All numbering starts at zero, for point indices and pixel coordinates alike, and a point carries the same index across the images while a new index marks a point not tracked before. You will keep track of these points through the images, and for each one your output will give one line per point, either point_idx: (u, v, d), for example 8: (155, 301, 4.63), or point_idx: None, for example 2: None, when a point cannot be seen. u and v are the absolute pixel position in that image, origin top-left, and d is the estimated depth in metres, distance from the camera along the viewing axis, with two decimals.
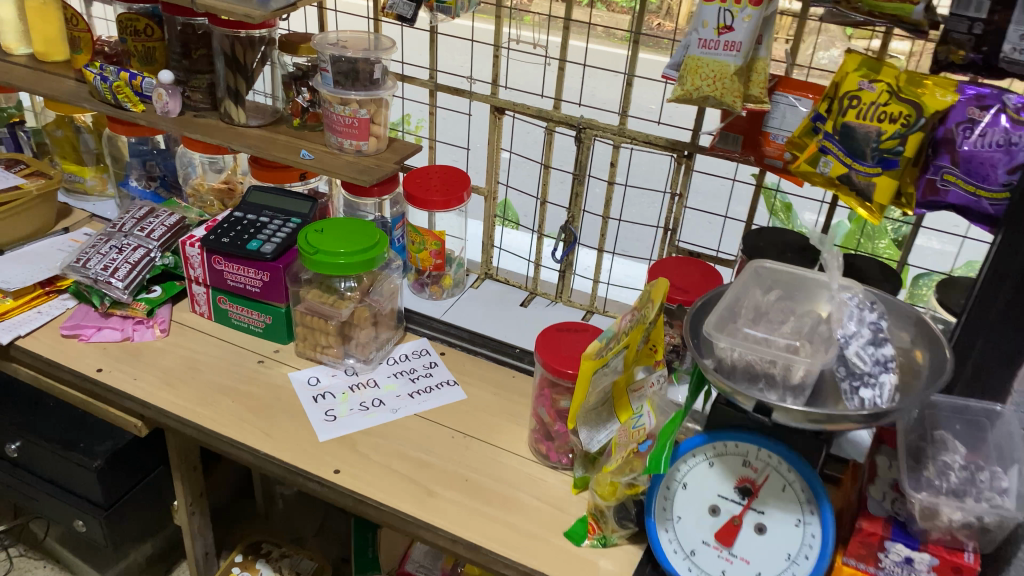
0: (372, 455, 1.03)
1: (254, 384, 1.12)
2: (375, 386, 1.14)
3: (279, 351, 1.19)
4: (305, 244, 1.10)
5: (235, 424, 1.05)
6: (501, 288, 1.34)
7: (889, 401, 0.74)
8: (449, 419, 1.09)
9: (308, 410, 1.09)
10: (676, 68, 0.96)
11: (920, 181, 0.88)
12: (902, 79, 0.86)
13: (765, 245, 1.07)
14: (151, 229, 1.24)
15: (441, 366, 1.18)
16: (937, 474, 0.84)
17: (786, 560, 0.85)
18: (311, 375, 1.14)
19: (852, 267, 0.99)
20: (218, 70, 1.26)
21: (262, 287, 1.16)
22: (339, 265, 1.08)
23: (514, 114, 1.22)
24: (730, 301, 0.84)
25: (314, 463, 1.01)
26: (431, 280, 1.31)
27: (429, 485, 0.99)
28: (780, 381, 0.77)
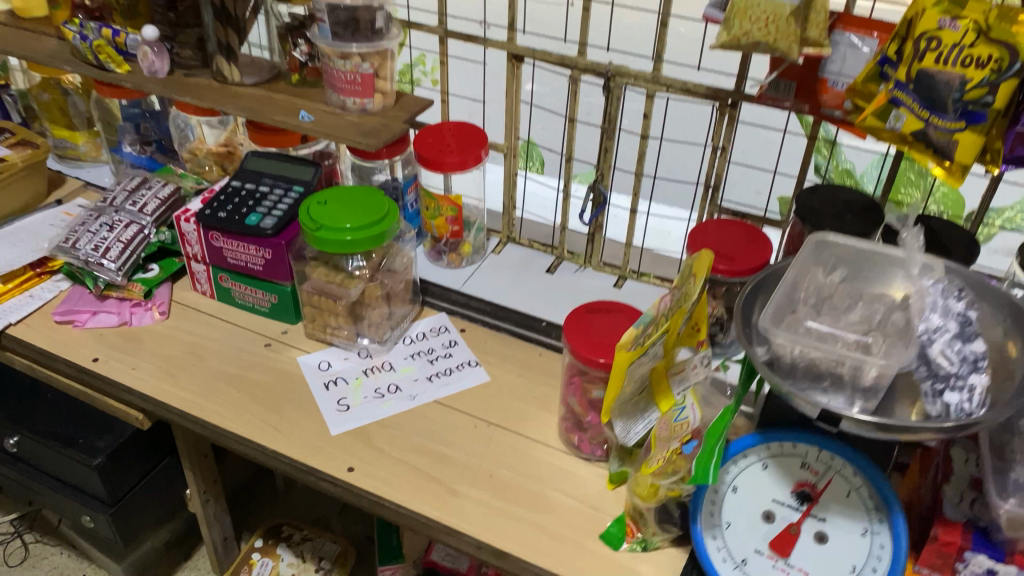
0: (389, 449, 0.94)
1: (260, 370, 1.04)
2: (390, 370, 1.05)
3: (286, 332, 1.10)
4: (308, 218, 1.00)
5: (240, 418, 0.97)
6: (525, 254, 1.23)
7: (981, 407, 0.63)
8: (472, 405, 1.00)
9: (319, 399, 1.00)
10: (720, 8, 0.83)
11: (1009, 135, 0.75)
12: (993, 16, 0.72)
13: (821, 206, 0.94)
14: (143, 202, 1.15)
15: (462, 345, 1.08)
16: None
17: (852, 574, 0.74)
18: (322, 359, 1.06)
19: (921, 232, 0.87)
20: (205, 22, 1.13)
21: (264, 265, 1.06)
22: (345, 242, 0.98)
23: (533, 63, 1.10)
24: (789, 286, 0.73)
25: (326, 460, 0.93)
26: (448, 248, 1.20)
27: (451, 482, 0.91)
28: (848, 382, 0.67)
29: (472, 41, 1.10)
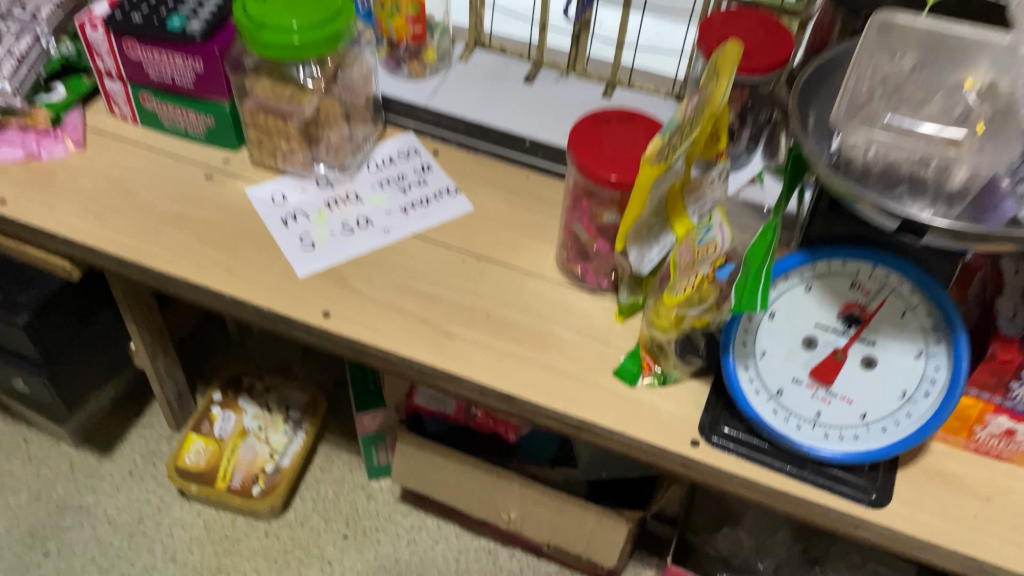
0: (368, 291, 0.82)
1: (205, 207, 0.89)
2: (357, 201, 0.91)
3: (230, 161, 0.94)
4: (245, 17, 0.82)
5: (189, 262, 0.83)
6: (497, 62, 1.06)
7: None
8: (457, 236, 0.88)
9: (279, 236, 0.86)
10: None
11: None
12: None
13: None
14: (34, 6, 0.93)
15: (437, 171, 0.94)
16: None
17: (901, 400, 0.68)
18: (276, 191, 0.91)
19: None
20: None
21: (195, 81, 0.89)
22: (293, 47, 0.81)
23: None
24: (858, 74, 0.60)
25: (297, 305, 0.80)
26: (409, 56, 1.02)
27: (445, 324, 0.80)
28: (931, 186, 0.56)
29: None
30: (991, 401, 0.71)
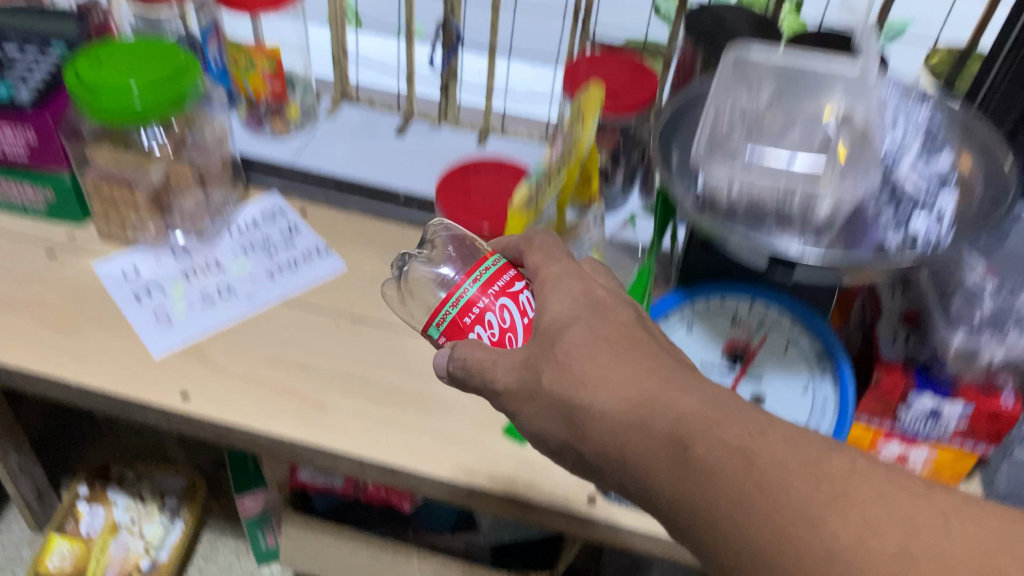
0: (232, 367, 0.77)
1: (49, 288, 0.81)
2: (219, 269, 0.85)
3: (75, 236, 0.87)
4: (78, 86, 0.75)
5: (26, 349, 0.76)
6: (365, 115, 1.05)
7: (947, 231, 0.55)
8: (331, 303, 0.84)
9: (131, 315, 0.80)
10: None
11: None
12: None
13: (713, 25, 0.81)
14: None
15: (304, 231, 0.91)
16: (966, 303, 0.66)
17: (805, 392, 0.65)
18: (126, 265, 0.84)
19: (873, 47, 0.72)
20: None
21: (28, 152, 0.82)
22: (135, 113, 0.75)
23: None
24: (712, 114, 0.60)
25: (152, 388, 0.74)
26: (269, 112, 0.99)
27: (317, 394, 0.75)
28: (798, 219, 0.55)
29: None
30: (880, 428, 0.70)
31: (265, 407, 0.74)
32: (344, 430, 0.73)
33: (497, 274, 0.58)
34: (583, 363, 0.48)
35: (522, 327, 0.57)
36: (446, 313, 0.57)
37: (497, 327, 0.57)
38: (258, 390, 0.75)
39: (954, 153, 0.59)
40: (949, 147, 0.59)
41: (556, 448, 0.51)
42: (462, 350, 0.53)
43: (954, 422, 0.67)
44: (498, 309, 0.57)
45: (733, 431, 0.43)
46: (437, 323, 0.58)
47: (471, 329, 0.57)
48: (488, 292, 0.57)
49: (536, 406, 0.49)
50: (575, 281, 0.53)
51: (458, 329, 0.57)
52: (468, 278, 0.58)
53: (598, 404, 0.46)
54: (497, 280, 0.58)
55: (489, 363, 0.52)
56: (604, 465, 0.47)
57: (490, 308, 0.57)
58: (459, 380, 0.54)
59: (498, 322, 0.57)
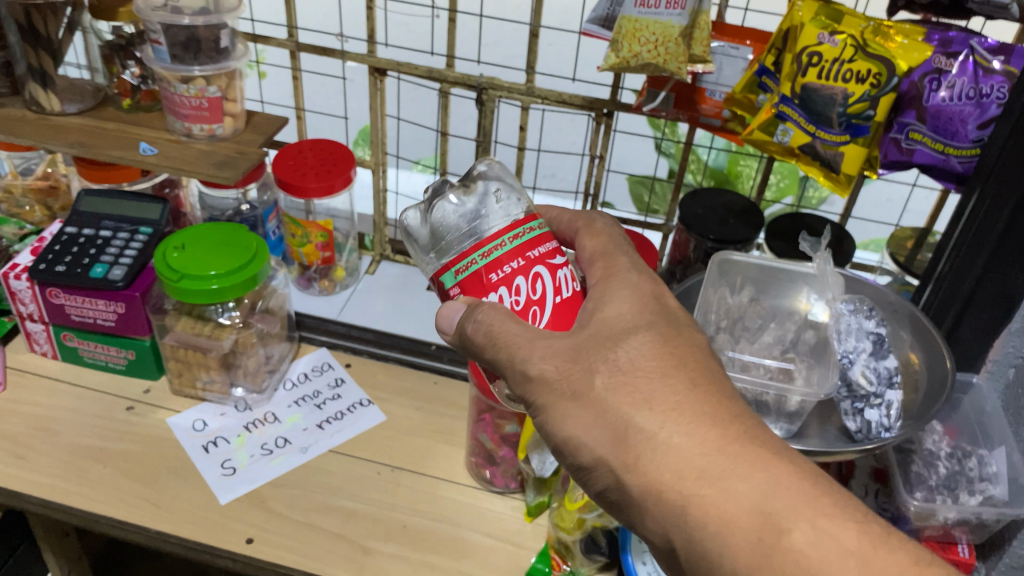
0: (288, 512, 0.88)
1: (129, 441, 0.93)
2: (275, 422, 0.97)
3: (150, 391, 0.99)
4: (166, 269, 0.88)
5: (110, 499, 0.87)
6: (400, 272, 1.18)
7: (896, 424, 0.65)
8: (372, 450, 0.95)
9: (200, 464, 0.91)
10: (603, 25, 0.78)
11: (884, 142, 0.79)
12: (868, 32, 0.75)
13: (705, 212, 0.95)
14: None
15: (349, 383, 1.03)
16: (924, 467, 0.78)
17: None
18: (196, 419, 0.96)
19: (842, 243, 0.86)
20: (13, 45, 0.99)
21: (117, 321, 0.95)
22: (212, 292, 0.88)
23: (398, 75, 1.02)
24: (703, 309, 0.72)
25: (220, 534, 0.85)
26: (319, 274, 1.13)
27: (363, 539, 0.86)
28: (773, 408, 0.67)
29: (329, 56, 0.99)
30: None
31: (318, 552, 0.84)
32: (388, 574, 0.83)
33: (534, 243, 0.56)
34: (648, 382, 0.51)
35: (556, 309, 0.57)
36: (472, 262, 0.55)
37: (526, 296, 0.56)
38: (313, 535, 0.86)
39: (904, 353, 0.71)
40: (901, 349, 0.71)
41: (586, 467, 0.52)
42: (484, 316, 0.54)
43: None
44: (531, 278, 0.56)
45: (844, 534, 0.46)
46: (458, 270, 0.56)
47: (498, 274, 0.55)
48: (524, 255, 0.56)
49: (587, 427, 0.52)
50: (628, 288, 0.57)
51: (480, 283, 0.56)
52: (508, 232, 0.55)
53: (651, 427, 0.50)
54: (534, 249, 0.56)
55: (525, 343, 0.53)
56: (643, 503, 0.50)
57: (523, 275, 0.56)
58: (472, 336, 0.55)
59: (527, 292, 0.56)
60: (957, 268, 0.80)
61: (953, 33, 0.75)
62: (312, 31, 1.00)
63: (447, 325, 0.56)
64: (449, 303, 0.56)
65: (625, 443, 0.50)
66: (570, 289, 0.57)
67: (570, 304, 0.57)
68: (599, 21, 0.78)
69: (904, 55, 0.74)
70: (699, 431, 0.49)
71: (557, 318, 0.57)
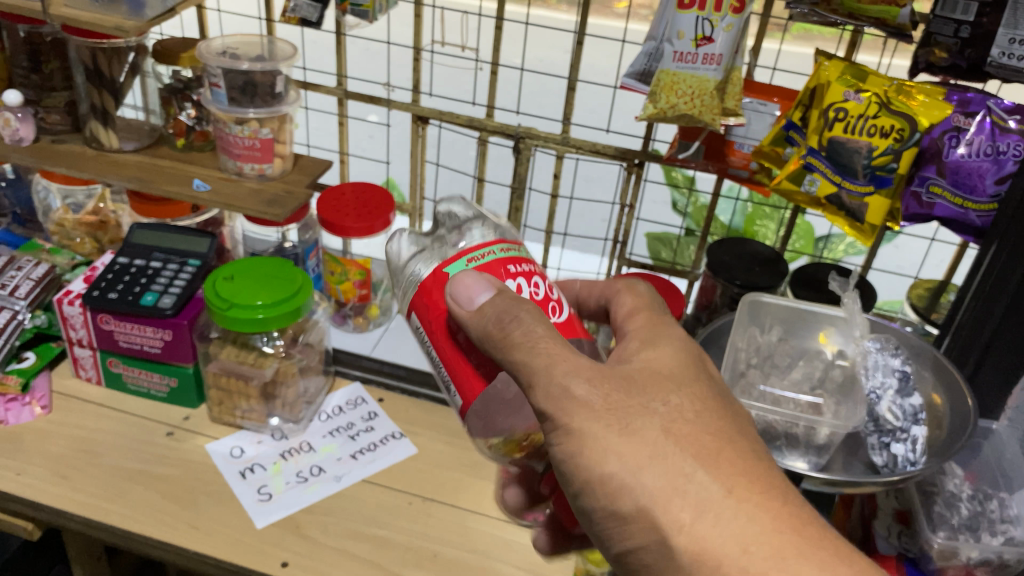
0: (323, 538, 0.90)
1: (169, 465, 0.96)
2: (310, 451, 1.00)
3: (189, 418, 1.02)
4: (215, 298, 0.92)
5: (150, 520, 0.89)
6: None
7: (922, 457, 0.68)
8: (403, 481, 0.97)
9: (237, 489, 0.94)
10: (640, 79, 0.83)
11: (906, 195, 0.83)
12: (891, 90, 0.80)
13: (731, 259, 0.99)
14: (13, 284, 1.02)
15: (382, 417, 1.06)
16: (946, 508, 0.79)
17: None
18: (234, 446, 0.99)
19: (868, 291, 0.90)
20: (78, 85, 1.04)
21: (163, 348, 0.99)
22: (257, 320, 0.91)
23: (440, 124, 1.08)
24: (733, 346, 0.76)
25: (257, 557, 0.87)
26: (354, 311, 1.17)
27: (396, 567, 0.88)
28: (802, 440, 0.69)
29: (375, 103, 1.05)
30: None
31: None
32: None
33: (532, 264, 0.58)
34: (698, 433, 0.50)
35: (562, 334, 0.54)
36: (490, 253, 0.55)
37: (541, 292, 0.55)
38: (347, 562, 0.88)
39: (927, 393, 0.73)
40: (924, 389, 0.73)
41: (613, 516, 0.50)
42: (529, 319, 0.50)
43: None
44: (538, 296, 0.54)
45: None
46: (474, 255, 0.54)
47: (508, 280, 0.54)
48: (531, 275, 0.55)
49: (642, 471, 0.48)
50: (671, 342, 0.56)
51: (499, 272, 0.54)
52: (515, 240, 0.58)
53: (698, 478, 0.48)
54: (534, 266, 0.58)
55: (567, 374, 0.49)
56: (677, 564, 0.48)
57: (535, 275, 0.56)
58: (506, 329, 0.50)
59: (541, 292, 0.55)
60: (975, 317, 0.83)
61: (971, 94, 0.79)
62: (360, 79, 1.05)
63: (466, 297, 0.51)
64: (460, 280, 0.52)
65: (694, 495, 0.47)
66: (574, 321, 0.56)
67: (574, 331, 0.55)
68: (636, 75, 0.83)
69: (925, 112, 0.79)
70: (756, 486, 0.49)
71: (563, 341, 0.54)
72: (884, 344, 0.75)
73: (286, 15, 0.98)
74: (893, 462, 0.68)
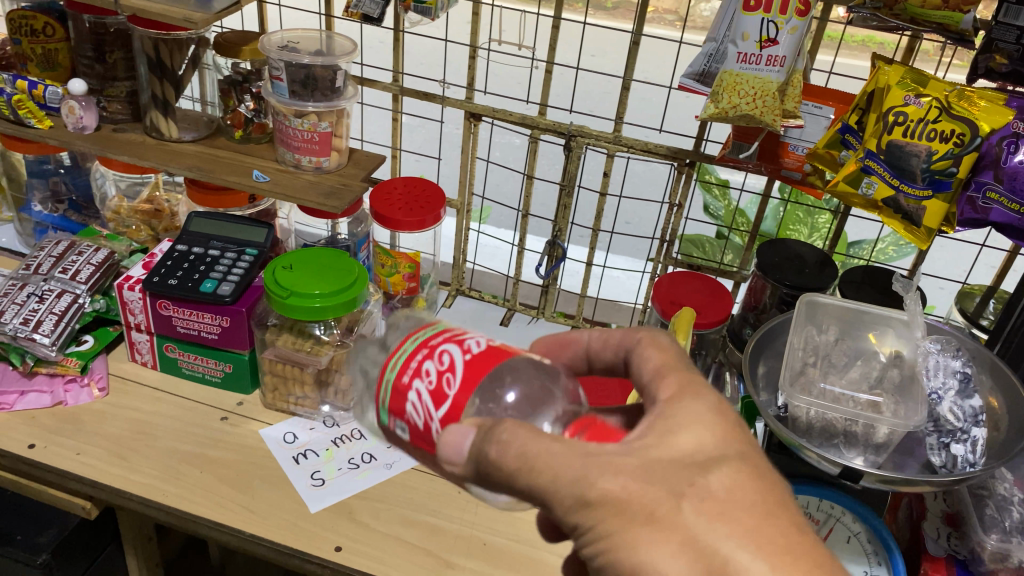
0: (375, 524, 0.91)
1: (223, 448, 0.98)
2: (361, 438, 1.02)
3: (242, 404, 1.05)
4: (274, 286, 0.94)
5: (206, 502, 0.91)
6: (476, 306, 1.24)
7: (982, 458, 0.69)
8: None
9: (291, 474, 0.96)
10: (701, 80, 0.85)
11: (960, 200, 0.82)
12: (952, 96, 0.81)
13: (782, 260, 1.00)
14: (75, 269, 1.05)
15: None
16: (998, 510, 0.79)
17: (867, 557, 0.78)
18: (287, 431, 1.01)
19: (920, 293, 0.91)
20: (141, 76, 1.07)
21: (220, 334, 1.01)
22: (314, 309, 0.93)
23: (492, 121, 1.09)
24: (791, 345, 0.76)
25: (310, 541, 0.89)
26: (402, 304, 1.18)
27: (446, 554, 0.89)
28: (861, 439, 0.70)
29: (430, 99, 1.06)
30: None
31: (404, 563, 0.88)
32: None
33: (436, 333, 0.57)
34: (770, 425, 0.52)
35: (476, 363, 0.54)
36: (387, 381, 0.56)
37: (435, 372, 0.54)
38: (399, 547, 0.89)
39: (984, 396, 0.74)
40: (981, 392, 0.74)
41: None
42: (510, 435, 0.47)
43: None
44: (440, 354, 0.55)
45: None
46: (382, 402, 0.56)
47: (406, 379, 0.55)
48: (425, 343, 0.56)
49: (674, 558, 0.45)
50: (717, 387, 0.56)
51: (398, 393, 0.55)
52: (409, 338, 0.57)
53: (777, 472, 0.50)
54: (435, 337, 0.56)
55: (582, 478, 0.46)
56: None
57: (428, 357, 0.55)
58: (496, 455, 0.47)
59: (437, 368, 0.54)
60: None
61: None
62: (416, 75, 1.07)
63: (455, 454, 0.50)
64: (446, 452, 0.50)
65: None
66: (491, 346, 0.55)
67: (489, 355, 0.54)
68: (696, 77, 0.84)
69: (986, 118, 0.79)
70: None
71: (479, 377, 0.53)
72: (943, 345, 0.76)
73: (348, 10, 1.00)
74: (952, 462, 0.69)
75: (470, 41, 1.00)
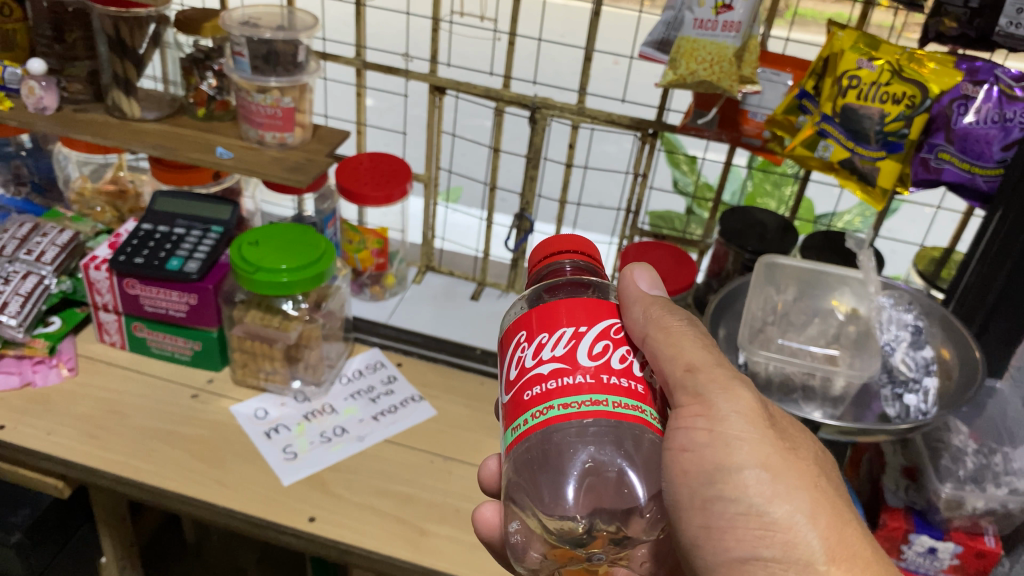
0: (348, 494, 0.92)
1: (195, 425, 0.98)
2: (333, 413, 1.03)
3: (213, 381, 1.05)
4: (241, 261, 0.94)
5: (180, 477, 0.91)
6: (445, 282, 1.26)
7: (933, 405, 0.72)
8: (425, 442, 1.00)
9: (263, 449, 0.96)
10: (658, 47, 0.86)
11: (914, 160, 0.85)
12: (903, 58, 0.82)
13: (743, 226, 1.02)
14: (40, 250, 1.04)
15: (401, 380, 1.08)
16: (952, 461, 0.83)
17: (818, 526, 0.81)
18: (257, 408, 1.02)
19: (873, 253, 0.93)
20: (100, 54, 1.05)
21: (188, 312, 1.01)
22: (282, 284, 0.93)
23: (457, 94, 1.10)
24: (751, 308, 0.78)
25: (284, 512, 0.89)
26: (371, 280, 1.21)
27: (420, 522, 0.90)
28: (819, 392, 0.73)
29: (393, 73, 1.06)
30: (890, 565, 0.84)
31: (378, 531, 0.89)
32: (443, 554, 0.87)
33: (566, 390, 0.47)
34: (726, 374, 0.53)
35: (586, 316, 0.50)
36: (638, 412, 0.48)
37: (613, 350, 0.50)
38: (372, 516, 0.90)
39: (936, 348, 0.76)
40: (933, 344, 0.76)
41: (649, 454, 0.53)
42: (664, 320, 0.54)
43: (947, 560, 0.83)
44: (604, 356, 0.49)
45: None
46: (657, 423, 0.49)
47: (641, 384, 0.49)
48: (597, 379, 0.48)
49: (792, 496, 0.51)
50: None
51: (643, 394, 0.49)
52: (589, 415, 0.46)
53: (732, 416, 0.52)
54: (568, 379, 0.48)
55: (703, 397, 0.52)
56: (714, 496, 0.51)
57: (600, 360, 0.49)
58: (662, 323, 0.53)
59: (612, 351, 0.49)
60: (979, 279, 0.86)
61: (980, 63, 0.82)
62: (377, 49, 1.07)
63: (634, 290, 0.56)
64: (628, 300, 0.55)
65: (827, 500, 0.51)
66: (539, 330, 0.49)
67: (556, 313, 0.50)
68: (655, 44, 0.85)
69: (936, 80, 0.80)
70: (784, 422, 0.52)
71: (601, 304, 0.51)
72: (896, 300, 0.80)
73: None
74: (905, 412, 0.72)
75: (432, 15, 1.01)
